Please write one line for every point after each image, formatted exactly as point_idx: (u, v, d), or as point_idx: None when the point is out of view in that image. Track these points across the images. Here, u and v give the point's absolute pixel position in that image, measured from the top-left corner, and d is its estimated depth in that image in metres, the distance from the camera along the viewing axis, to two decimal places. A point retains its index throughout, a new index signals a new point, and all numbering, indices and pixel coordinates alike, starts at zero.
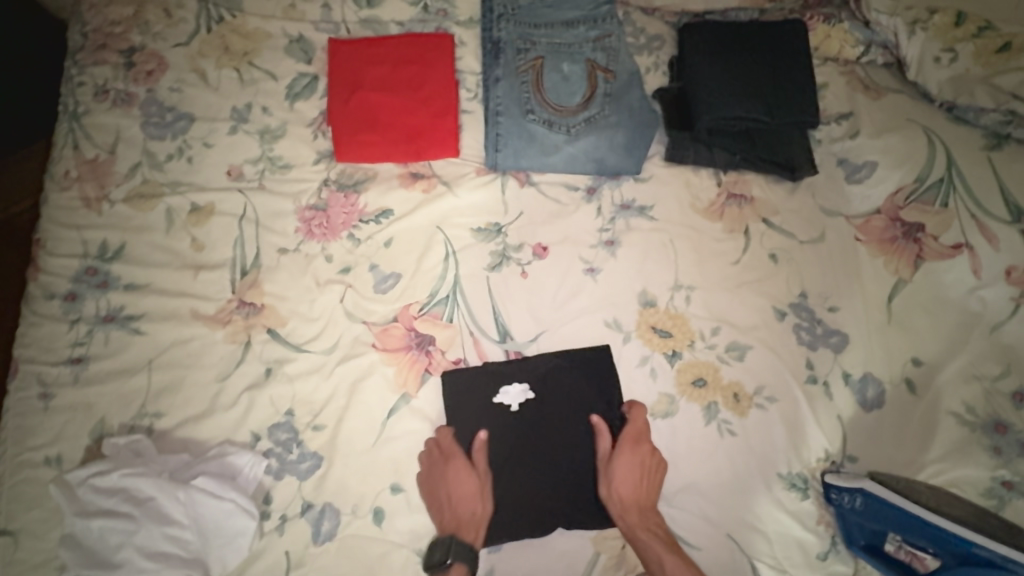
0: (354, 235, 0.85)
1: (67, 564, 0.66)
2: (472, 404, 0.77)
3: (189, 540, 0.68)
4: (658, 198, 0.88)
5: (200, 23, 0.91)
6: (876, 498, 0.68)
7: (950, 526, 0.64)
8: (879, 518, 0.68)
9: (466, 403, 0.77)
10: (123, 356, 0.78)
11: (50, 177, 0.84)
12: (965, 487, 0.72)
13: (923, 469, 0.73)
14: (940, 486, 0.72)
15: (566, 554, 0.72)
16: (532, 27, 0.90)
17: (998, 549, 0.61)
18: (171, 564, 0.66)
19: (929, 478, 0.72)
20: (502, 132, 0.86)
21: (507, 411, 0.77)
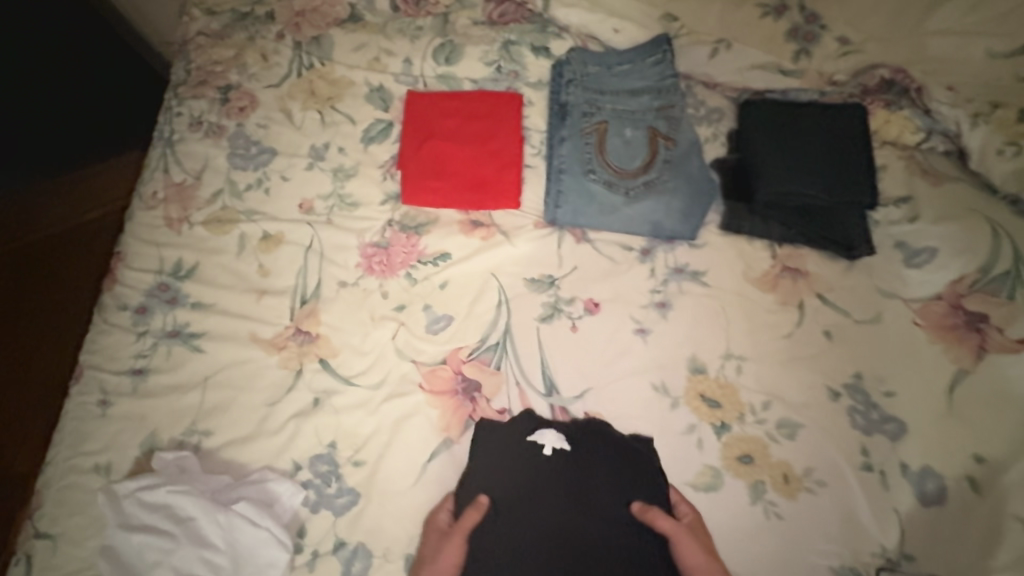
0: (412, 274, 0.88)
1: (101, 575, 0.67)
2: (504, 445, 0.74)
3: (222, 566, 0.67)
4: (713, 264, 0.88)
5: (292, 69, 0.99)
6: None
7: None
8: None
9: (499, 445, 0.74)
10: (180, 372, 0.81)
11: (140, 197, 0.90)
12: None
13: None
14: None
15: None
16: (599, 93, 0.95)
17: None
18: None
19: None
20: (563, 189, 0.89)
21: (539, 450, 0.73)
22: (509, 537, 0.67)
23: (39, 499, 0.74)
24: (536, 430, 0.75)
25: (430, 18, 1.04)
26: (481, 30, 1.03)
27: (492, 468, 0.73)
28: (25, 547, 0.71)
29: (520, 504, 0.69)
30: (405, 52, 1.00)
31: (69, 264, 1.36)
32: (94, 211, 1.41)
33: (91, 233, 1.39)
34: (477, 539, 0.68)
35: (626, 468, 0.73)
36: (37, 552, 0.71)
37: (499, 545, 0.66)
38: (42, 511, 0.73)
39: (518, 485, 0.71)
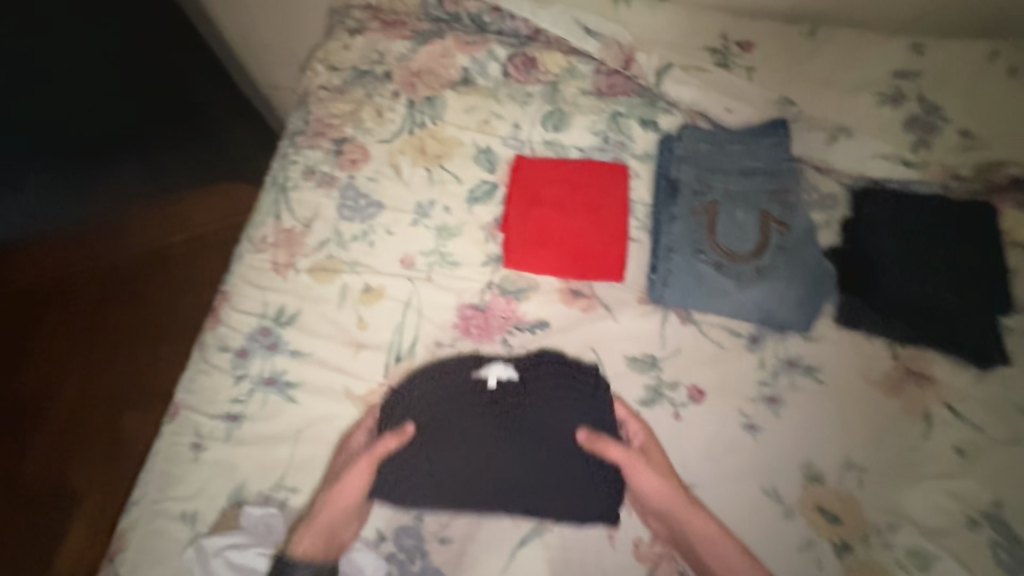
0: (508, 340, 0.86)
1: None
2: (454, 377, 0.82)
3: None
4: (829, 360, 0.83)
5: (404, 125, 1.02)
6: None
7: None
8: None
9: (446, 379, 0.81)
10: (273, 422, 0.80)
11: (250, 239, 0.93)
12: None
13: None
14: None
15: None
16: (710, 172, 0.93)
17: None
18: None
19: None
20: (672, 268, 0.87)
21: (485, 385, 0.81)
22: (445, 463, 0.76)
23: (126, 540, 0.73)
24: (484, 364, 0.82)
25: (540, 85, 1.06)
26: (590, 100, 1.04)
27: (431, 410, 0.79)
28: None
29: (443, 427, 0.78)
30: (515, 117, 1.02)
31: (170, 283, 1.64)
32: (182, 234, 1.71)
33: (186, 256, 1.68)
34: (392, 463, 0.76)
35: (573, 410, 0.80)
36: None
37: (424, 460, 0.76)
38: (127, 554, 0.72)
39: (444, 414, 0.79)
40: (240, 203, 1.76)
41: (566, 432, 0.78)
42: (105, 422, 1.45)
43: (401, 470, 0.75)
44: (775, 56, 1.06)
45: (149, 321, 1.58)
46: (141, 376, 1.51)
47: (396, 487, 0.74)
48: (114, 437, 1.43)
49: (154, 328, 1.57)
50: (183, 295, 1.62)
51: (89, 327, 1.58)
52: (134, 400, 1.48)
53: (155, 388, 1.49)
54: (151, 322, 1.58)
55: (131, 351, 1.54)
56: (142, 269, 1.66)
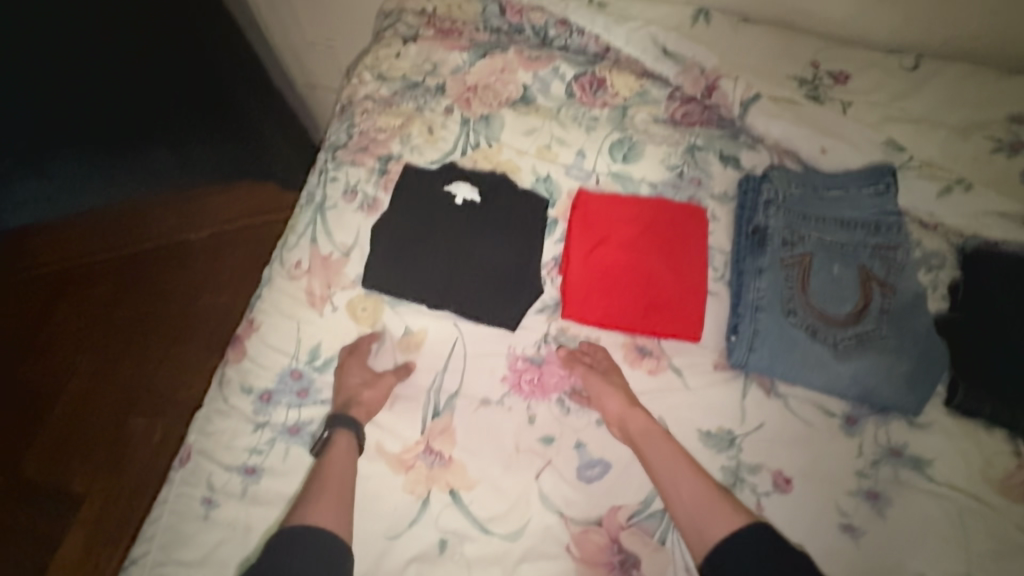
0: (565, 401, 0.76)
1: None
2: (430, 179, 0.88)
3: None
4: (940, 452, 0.71)
5: (457, 145, 0.92)
6: None
7: None
8: None
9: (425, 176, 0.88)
10: (296, 479, 0.70)
11: (282, 263, 0.84)
12: None
13: None
14: None
15: None
16: (803, 220, 0.82)
17: None
18: None
19: None
20: (759, 330, 0.75)
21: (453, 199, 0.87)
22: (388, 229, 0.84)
23: None
24: (454, 181, 0.88)
25: (607, 109, 0.95)
26: (664, 129, 0.93)
27: (409, 201, 0.86)
28: None
29: (413, 216, 0.85)
30: (579, 142, 0.92)
31: (185, 284, 1.54)
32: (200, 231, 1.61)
33: (205, 257, 1.58)
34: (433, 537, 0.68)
35: (507, 247, 0.84)
36: None
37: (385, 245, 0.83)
38: None
39: (415, 204, 0.86)
40: (259, 203, 1.66)
41: (506, 258, 0.83)
42: (109, 427, 1.37)
43: (376, 253, 0.83)
44: (873, 91, 0.95)
45: (160, 322, 1.49)
46: (146, 377, 1.42)
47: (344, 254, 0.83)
48: (117, 444, 1.35)
49: (165, 330, 1.48)
50: (197, 294, 1.53)
51: (97, 323, 1.49)
52: (139, 406, 1.38)
53: (160, 394, 1.40)
54: (164, 323, 1.49)
55: (138, 352, 1.45)
56: (158, 263, 1.57)
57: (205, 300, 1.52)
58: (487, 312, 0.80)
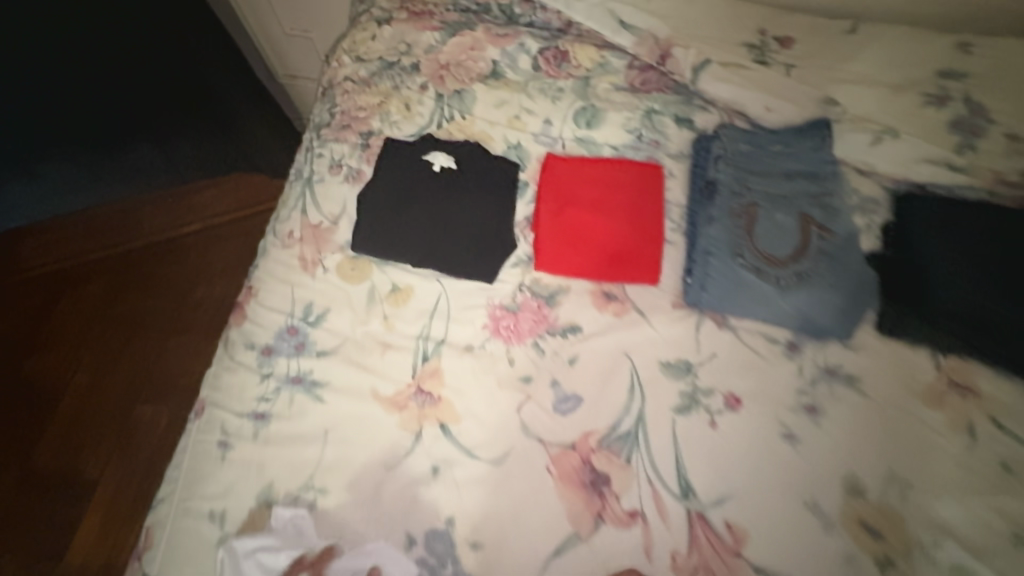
0: (540, 344, 0.84)
1: None
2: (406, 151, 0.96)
3: None
4: (870, 369, 0.81)
5: (432, 119, 0.99)
6: None
7: None
8: None
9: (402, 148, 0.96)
10: (301, 421, 0.78)
11: (277, 234, 0.92)
12: None
13: None
14: None
15: None
16: (749, 174, 0.90)
17: None
18: None
19: None
20: (710, 271, 0.84)
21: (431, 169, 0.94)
22: (371, 198, 0.92)
23: (155, 537, 0.73)
24: (430, 152, 0.95)
25: (571, 80, 1.03)
26: (624, 96, 1.01)
27: (389, 173, 0.94)
28: None
29: (393, 186, 0.93)
30: (546, 112, 1.00)
31: (180, 277, 1.63)
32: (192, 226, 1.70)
33: (199, 251, 1.67)
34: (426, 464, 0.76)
35: (482, 207, 0.92)
36: None
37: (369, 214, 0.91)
38: (156, 553, 0.72)
39: (395, 175, 0.94)
40: (250, 195, 1.75)
41: (481, 217, 0.92)
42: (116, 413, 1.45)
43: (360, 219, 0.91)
44: (815, 53, 1.03)
45: (160, 313, 1.58)
46: (149, 363, 1.51)
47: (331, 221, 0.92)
48: (126, 429, 1.43)
49: (166, 319, 1.57)
50: (193, 285, 1.62)
51: (100, 317, 1.58)
52: (145, 392, 1.47)
53: (162, 379, 1.48)
54: (163, 313, 1.58)
55: (140, 343, 1.54)
56: (154, 259, 1.66)
57: (204, 288, 1.62)
58: (467, 267, 0.89)
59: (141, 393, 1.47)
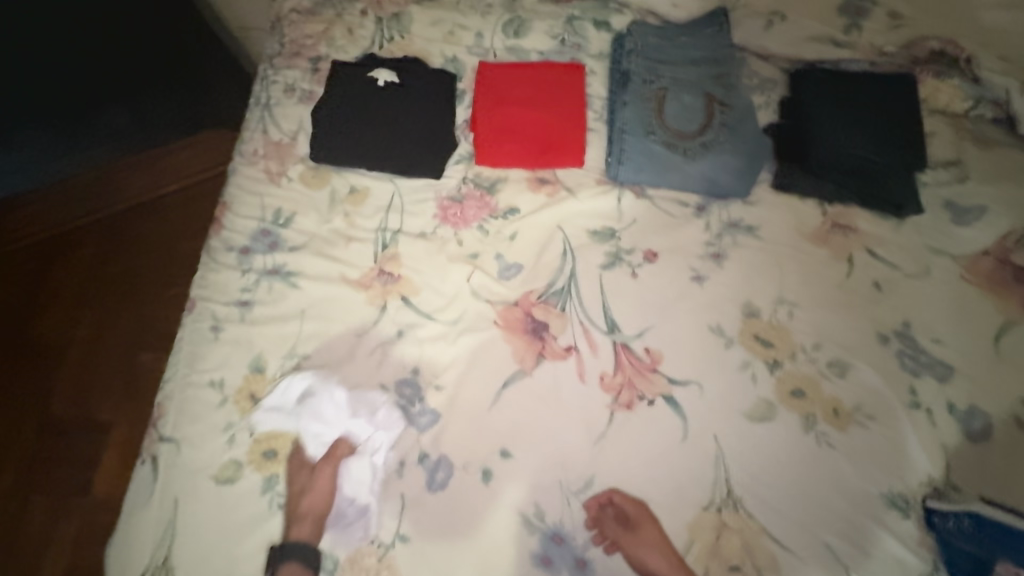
0: (484, 226, 0.96)
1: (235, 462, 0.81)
2: (353, 69, 1.05)
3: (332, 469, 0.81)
4: (766, 219, 0.94)
5: (374, 40, 1.09)
6: (984, 518, 0.71)
7: None
8: (986, 539, 0.71)
9: (349, 68, 1.05)
10: (281, 304, 0.90)
11: (242, 153, 1.01)
12: None
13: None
14: None
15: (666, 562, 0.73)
16: (659, 63, 1.01)
17: None
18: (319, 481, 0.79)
19: None
20: (626, 148, 0.96)
21: (376, 83, 1.04)
22: (325, 113, 1.03)
23: (162, 410, 0.85)
24: (374, 68, 1.05)
25: None
26: (547, 6, 1.11)
27: (338, 90, 1.04)
28: (152, 448, 0.83)
29: (344, 101, 1.03)
30: (477, 26, 1.09)
31: (164, 237, 1.65)
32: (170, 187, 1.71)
33: (180, 212, 1.69)
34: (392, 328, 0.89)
35: (425, 113, 1.03)
36: (162, 453, 0.82)
37: (324, 126, 1.02)
38: (165, 419, 0.84)
39: (344, 91, 1.04)
40: (216, 157, 1.75)
41: (424, 122, 1.02)
42: (118, 368, 1.51)
43: (317, 132, 1.01)
44: None
45: (148, 271, 1.61)
46: (143, 318, 1.56)
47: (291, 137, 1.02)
48: (133, 374, 1.51)
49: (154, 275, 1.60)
50: (179, 242, 1.66)
51: (94, 277, 1.60)
52: (146, 342, 1.53)
53: (158, 334, 1.54)
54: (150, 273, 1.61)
55: (133, 299, 1.58)
56: (132, 223, 1.67)
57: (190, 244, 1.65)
58: (415, 166, 1.00)
59: (141, 345, 1.53)
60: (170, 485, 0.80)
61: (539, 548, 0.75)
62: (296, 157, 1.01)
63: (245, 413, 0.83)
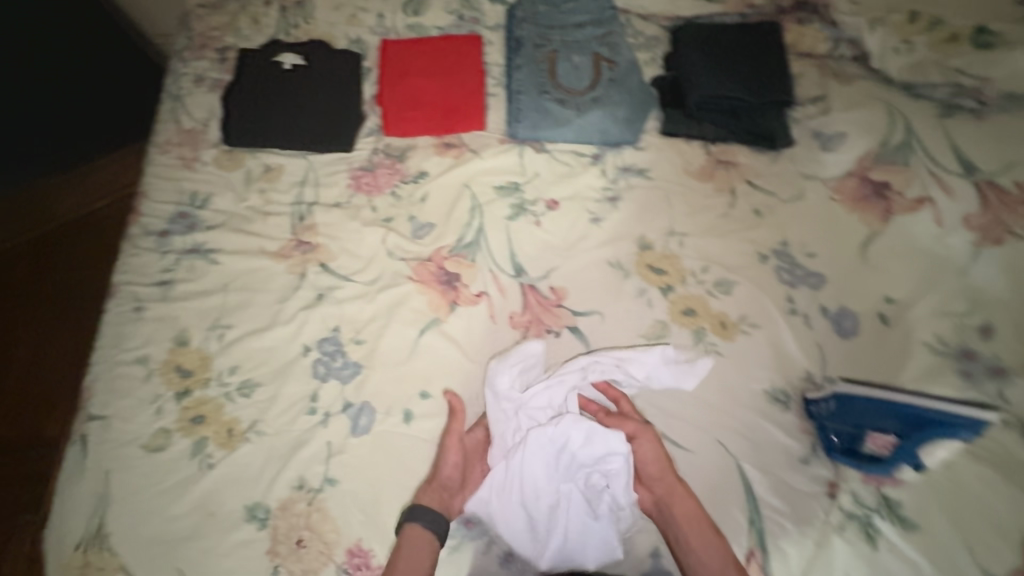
0: (396, 192, 1.02)
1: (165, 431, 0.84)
2: (258, 55, 1.09)
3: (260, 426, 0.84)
4: (655, 162, 1.02)
5: (279, 27, 1.14)
6: (845, 397, 0.80)
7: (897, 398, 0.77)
8: (849, 415, 0.80)
9: (255, 54, 1.09)
10: (202, 280, 0.94)
11: (155, 143, 1.04)
12: (937, 383, 0.82)
13: (898, 373, 0.85)
14: (918, 385, 0.82)
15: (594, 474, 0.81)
16: (548, 28, 1.09)
17: (932, 405, 0.75)
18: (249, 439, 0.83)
19: (906, 375, 0.84)
20: (521, 107, 1.03)
21: (282, 67, 1.08)
22: (233, 98, 1.06)
23: (90, 391, 0.86)
24: (280, 53, 1.10)
25: None
26: None
27: (245, 76, 1.07)
28: (82, 428, 0.84)
29: (251, 85, 1.07)
30: (378, 8, 1.15)
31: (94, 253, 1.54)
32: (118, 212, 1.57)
33: (112, 224, 1.56)
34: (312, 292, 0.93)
35: (331, 91, 1.07)
36: (92, 431, 0.84)
37: (233, 110, 1.05)
38: (94, 399, 0.85)
39: (251, 76, 1.07)
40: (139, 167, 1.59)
41: (331, 99, 1.07)
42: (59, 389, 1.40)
43: (227, 116, 1.05)
44: None
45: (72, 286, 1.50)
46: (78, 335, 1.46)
47: (202, 124, 1.06)
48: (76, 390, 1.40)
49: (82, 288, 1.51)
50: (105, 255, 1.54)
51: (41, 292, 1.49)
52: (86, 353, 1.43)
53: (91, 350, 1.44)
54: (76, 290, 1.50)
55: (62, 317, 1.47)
56: None
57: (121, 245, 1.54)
58: (325, 140, 1.04)
59: (69, 364, 1.40)
60: (101, 459, 0.82)
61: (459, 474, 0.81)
62: (209, 142, 1.04)
63: (171, 384, 0.86)
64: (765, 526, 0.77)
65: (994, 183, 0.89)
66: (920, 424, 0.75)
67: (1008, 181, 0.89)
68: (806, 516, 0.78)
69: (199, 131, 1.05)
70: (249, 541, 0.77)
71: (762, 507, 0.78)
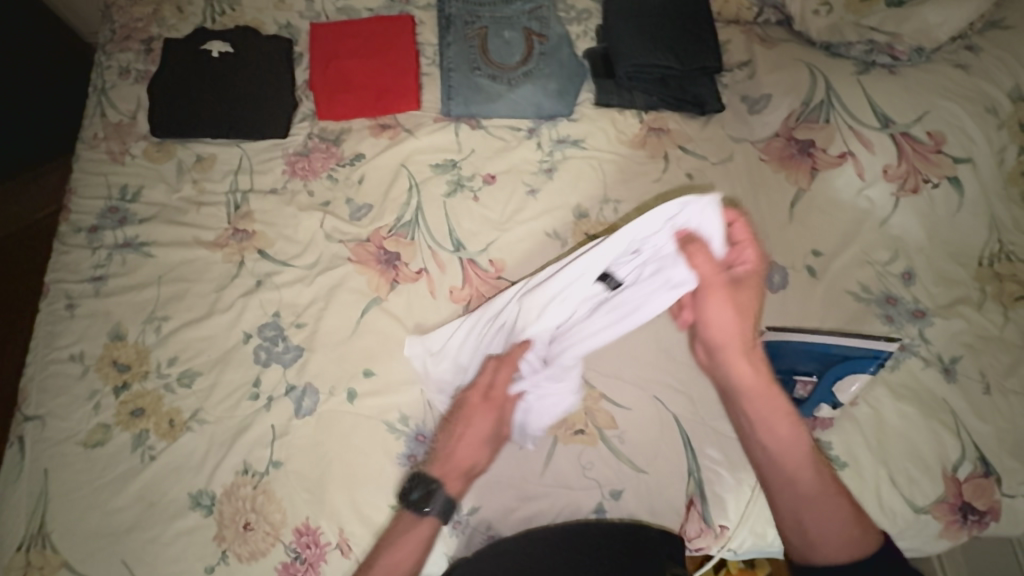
0: (333, 175, 1.01)
1: (103, 427, 0.82)
2: (184, 45, 1.07)
3: (202, 415, 0.83)
4: (589, 132, 1.04)
5: (206, 16, 1.12)
6: (772, 344, 0.83)
7: (818, 338, 0.80)
8: (777, 363, 0.83)
9: (179, 43, 1.07)
10: (136, 274, 0.92)
11: (82, 139, 1.02)
12: (857, 329, 0.87)
13: (825, 321, 0.88)
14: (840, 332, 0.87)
15: (552, 464, 0.81)
16: (478, 5, 1.10)
17: (844, 342, 0.79)
18: (191, 427, 0.82)
19: (830, 325, 0.88)
20: (453, 85, 1.04)
21: (210, 55, 1.07)
22: (159, 89, 1.04)
23: (25, 391, 0.84)
24: (207, 42, 1.08)
25: None
26: None
27: (172, 66, 1.05)
28: (18, 429, 0.82)
29: (177, 75, 1.05)
30: None
31: (20, 256, 1.39)
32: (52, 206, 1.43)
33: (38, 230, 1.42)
34: (251, 277, 0.93)
35: (260, 77, 1.06)
36: (27, 432, 0.82)
37: (159, 101, 1.03)
38: (28, 399, 0.84)
39: (178, 65, 1.05)
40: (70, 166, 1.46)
41: (261, 85, 1.05)
42: None
43: (153, 108, 1.02)
44: None
45: None
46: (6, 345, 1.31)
47: (131, 117, 1.04)
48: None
49: (9, 291, 1.36)
50: (39, 253, 1.40)
51: None
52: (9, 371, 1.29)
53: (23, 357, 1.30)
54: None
55: None
56: None
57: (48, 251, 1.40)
58: (256, 127, 1.03)
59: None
60: (38, 457, 0.80)
61: (406, 448, 0.81)
62: (139, 134, 1.03)
63: (108, 380, 0.85)
64: (703, 475, 0.80)
65: (908, 135, 0.94)
66: (834, 362, 0.80)
67: (920, 132, 0.93)
68: (741, 463, 0.81)
69: (127, 125, 1.03)
70: (195, 528, 0.77)
71: (699, 458, 0.81)
